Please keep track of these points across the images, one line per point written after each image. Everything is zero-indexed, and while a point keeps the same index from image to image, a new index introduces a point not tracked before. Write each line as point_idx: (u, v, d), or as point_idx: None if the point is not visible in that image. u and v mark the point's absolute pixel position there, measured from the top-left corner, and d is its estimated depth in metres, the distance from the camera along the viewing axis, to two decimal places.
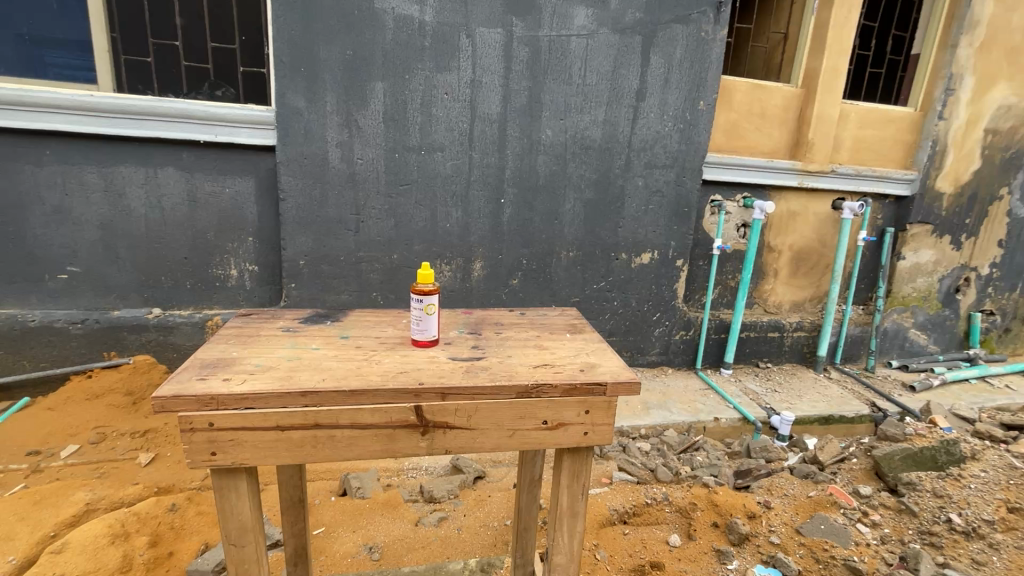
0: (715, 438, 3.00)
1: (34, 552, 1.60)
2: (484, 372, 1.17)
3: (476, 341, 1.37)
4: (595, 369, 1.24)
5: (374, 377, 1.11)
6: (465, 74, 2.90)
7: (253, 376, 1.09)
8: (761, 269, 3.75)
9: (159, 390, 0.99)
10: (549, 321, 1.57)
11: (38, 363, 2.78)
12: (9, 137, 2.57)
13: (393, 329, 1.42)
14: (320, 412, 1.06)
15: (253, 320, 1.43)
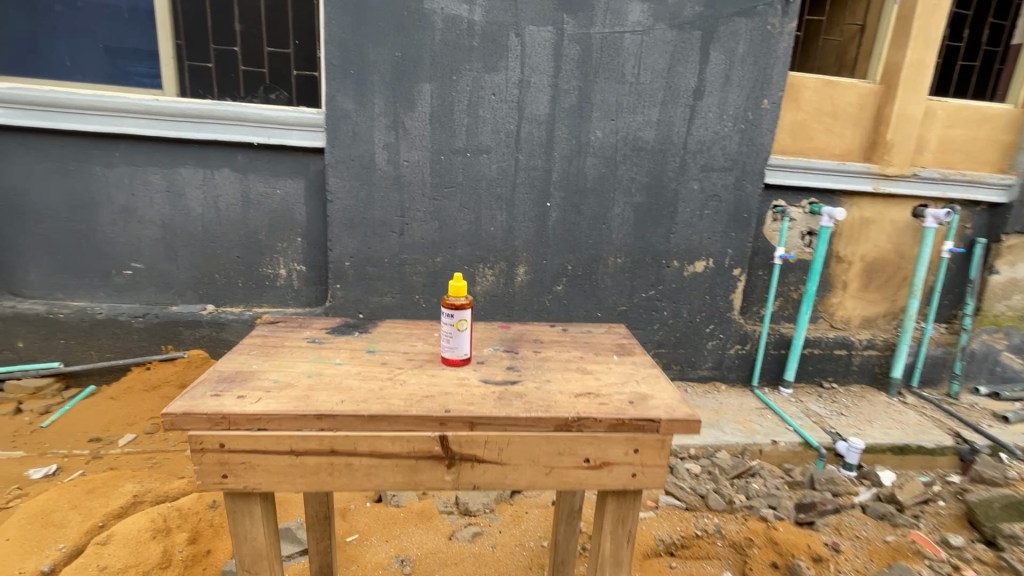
0: (772, 464, 2.77)
1: (82, 542, 1.66)
2: (524, 401, 1.14)
3: (511, 362, 1.35)
4: (646, 403, 1.17)
5: (396, 402, 1.10)
6: (514, 74, 2.83)
7: (266, 395, 1.11)
8: (826, 280, 3.46)
9: (171, 406, 1.03)
10: (593, 340, 1.53)
11: (104, 354, 2.93)
12: (84, 140, 2.73)
13: (423, 344, 1.44)
14: (336, 439, 1.06)
15: (279, 328, 1.49)
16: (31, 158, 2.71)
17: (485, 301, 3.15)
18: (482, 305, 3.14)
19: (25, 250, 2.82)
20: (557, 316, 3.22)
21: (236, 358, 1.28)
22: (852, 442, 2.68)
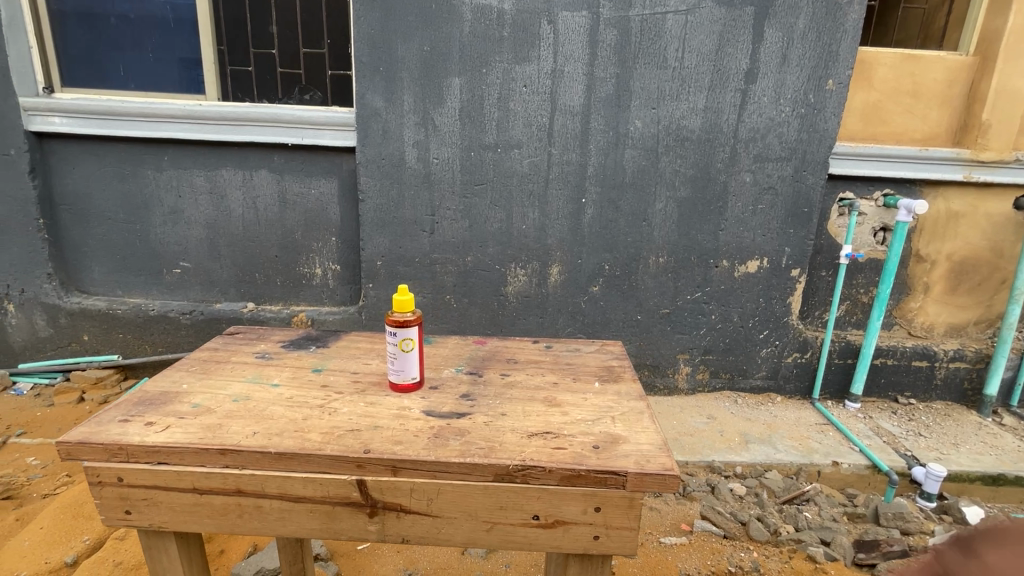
0: (832, 487, 2.48)
1: (104, 534, 1.84)
2: (462, 442, 1.05)
3: (469, 389, 1.28)
4: (614, 448, 1.05)
5: (312, 437, 1.05)
6: (546, 64, 2.69)
7: (176, 423, 1.10)
8: (903, 283, 3.05)
9: (70, 435, 1.04)
10: (577, 363, 1.45)
11: (157, 347, 3.10)
12: (136, 145, 2.88)
13: (378, 362, 1.42)
14: (241, 478, 1.03)
15: (233, 341, 1.55)
16: (91, 164, 2.90)
17: (519, 302, 3.03)
18: (515, 306, 3.03)
19: (89, 250, 3.02)
20: (593, 319, 3.05)
21: (171, 375, 1.32)
22: (932, 469, 2.34)
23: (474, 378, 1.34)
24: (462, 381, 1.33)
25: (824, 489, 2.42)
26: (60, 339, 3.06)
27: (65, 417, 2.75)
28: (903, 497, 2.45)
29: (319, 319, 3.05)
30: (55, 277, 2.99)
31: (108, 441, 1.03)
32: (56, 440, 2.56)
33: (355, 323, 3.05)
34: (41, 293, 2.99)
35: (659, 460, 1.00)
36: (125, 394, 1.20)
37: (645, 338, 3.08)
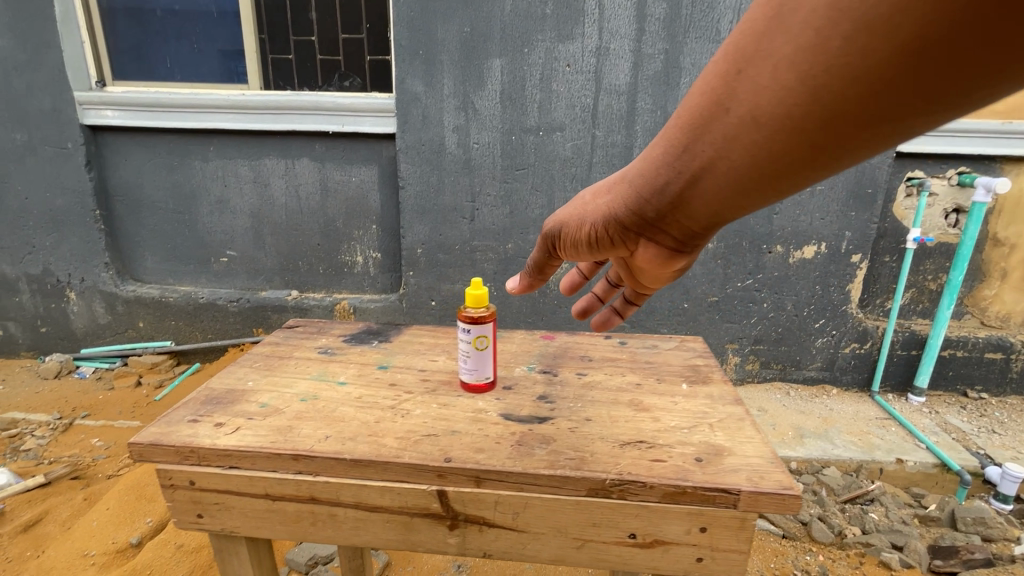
0: (895, 486, 2.34)
1: (165, 516, 1.91)
2: (550, 452, 1.00)
3: (546, 389, 1.26)
4: (722, 461, 0.97)
5: (389, 442, 1.03)
6: (591, 41, 2.57)
7: (245, 424, 1.09)
8: (976, 269, 2.83)
9: (141, 437, 1.05)
10: (658, 361, 1.41)
11: (207, 334, 3.19)
12: (183, 136, 2.93)
13: (446, 359, 1.41)
14: (315, 486, 1.01)
15: (293, 335, 1.57)
16: (142, 156, 2.97)
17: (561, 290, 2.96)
18: (557, 294, 2.96)
19: (141, 239, 3.12)
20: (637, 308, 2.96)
21: (232, 372, 1.33)
22: (1009, 469, 2.15)
23: (548, 378, 1.32)
24: (537, 380, 1.31)
25: (887, 488, 2.28)
26: (118, 325, 3.18)
27: (124, 400, 2.86)
28: (977, 498, 2.29)
29: (361, 307, 3.06)
30: (111, 266, 3.10)
31: (180, 444, 1.03)
32: (117, 422, 2.67)
33: (397, 310, 3.05)
34: (99, 281, 3.11)
35: (775, 477, 0.92)
36: (193, 392, 1.21)
37: (691, 327, 2.97)
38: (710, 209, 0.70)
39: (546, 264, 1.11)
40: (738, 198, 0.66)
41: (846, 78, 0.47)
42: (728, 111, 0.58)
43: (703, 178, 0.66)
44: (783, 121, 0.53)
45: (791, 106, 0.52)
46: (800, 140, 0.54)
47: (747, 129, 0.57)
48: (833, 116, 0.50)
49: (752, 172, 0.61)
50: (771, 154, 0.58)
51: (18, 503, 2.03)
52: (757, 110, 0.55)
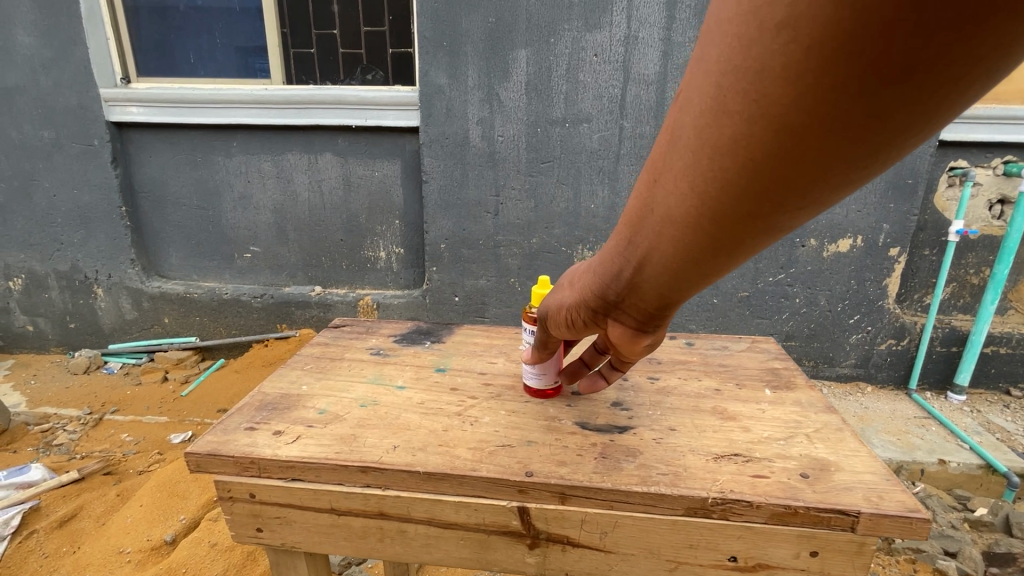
0: (937, 487, 2.26)
1: (198, 514, 1.91)
2: (640, 466, 0.97)
3: (618, 395, 1.23)
4: (832, 477, 0.94)
5: (463, 454, 0.99)
6: (619, 30, 2.50)
7: (306, 433, 1.07)
8: (1022, 263, 2.71)
9: (199, 446, 1.02)
10: (733, 364, 1.40)
11: (231, 330, 3.20)
12: (207, 132, 2.92)
13: (504, 362, 1.39)
14: (385, 501, 0.98)
15: (342, 336, 1.56)
16: (166, 152, 2.97)
17: None
18: None
19: (166, 236, 3.13)
20: None
21: (287, 374, 1.31)
22: None
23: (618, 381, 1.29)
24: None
25: (929, 490, 2.20)
26: (144, 321, 3.21)
27: (152, 395, 2.88)
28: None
29: (384, 302, 3.04)
30: (137, 262, 3.12)
31: (240, 454, 1.00)
32: (145, 418, 2.69)
33: (420, 306, 3.02)
34: (126, 278, 3.13)
35: (897, 497, 0.88)
36: (248, 398, 1.19)
37: (721, 323, 2.90)
38: (663, 288, 0.64)
39: (549, 344, 1.06)
40: (686, 279, 0.60)
41: (755, 143, 0.41)
42: (646, 187, 0.54)
43: (644, 255, 0.61)
44: (705, 194, 0.47)
45: (705, 179, 0.46)
46: (732, 216, 0.48)
47: (673, 204, 0.51)
48: (759, 182, 0.43)
49: (696, 254, 0.54)
50: (705, 236, 0.51)
51: (53, 499, 2.04)
52: (675, 183, 0.49)
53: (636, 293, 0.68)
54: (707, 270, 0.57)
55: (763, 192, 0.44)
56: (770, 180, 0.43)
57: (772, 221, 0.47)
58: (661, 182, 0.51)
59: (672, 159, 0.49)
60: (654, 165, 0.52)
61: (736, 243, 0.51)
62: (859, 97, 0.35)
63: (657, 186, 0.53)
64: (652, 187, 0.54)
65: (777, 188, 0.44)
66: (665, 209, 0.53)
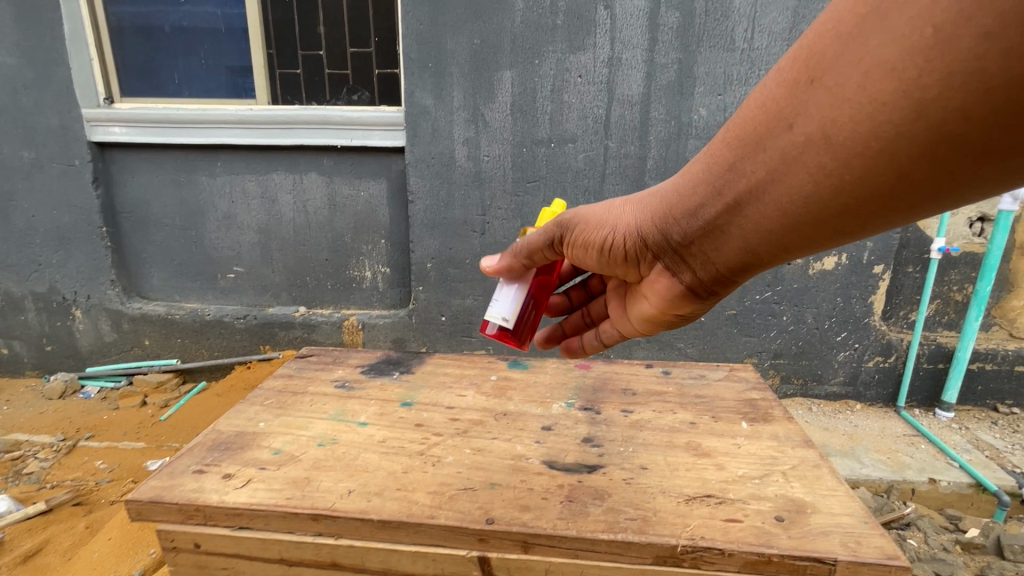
0: (928, 507, 2.24)
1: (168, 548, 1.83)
2: (606, 511, 1.03)
3: (590, 431, 1.32)
4: (808, 521, 1.00)
5: (420, 499, 1.06)
6: (603, 52, 2.53)
7: (257, 476, 1.14)
8: (1005, 279, 2.74)
9: (141, 492, 1.09)
10: (708, 395, 1.48)
11: (213, 352, 3.13)
12: (190, 152, 2.90)
13: (472, 395, 1.48)
14: (337, 550, 1.04)
15: (307, 367, 1.66)
16: (149, 172, 2.94)
17: None
18: None
19: (148, 256, 3.08)
20: None
21: (245, 412, 1.40)
22: None
23: (591, 416, 1.39)
24: (579, 419, 1.37)
25: (920, 510, 2.18)
26: (123, 344, 3.13)
27: (129, 420, 2.80)
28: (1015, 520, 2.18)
29: (369, 323, 3.00)
30: (118, 283, 3.06)
31: (184, 501, 1.07)
32: (121, 444, 2.61)
33: (406, 326, 2.99)
34: (105, 299, 3.06)
35: (876, 543, 0.94)
36: (202, 438, 1.27)
37: (709, 342, 2.89)
38: (737, 246, 0.93)
39: (534, 252, 1.26)
40: (760, 242, 0.89)
41: (886, 158, 0.68)
42: (776, 153, 0.79)
43: (743, 213, 0.88)
44: (825, 177, 0.75)
45: (834, 163, 0.73)
46: (829, 202, 0.77)
47: (794, 179, 0.78)
48: (869, 186, 0.72)
49: (785, 222, 0.84)
50: (804, 209, 0.80)
51: (18, 533, 1.96)
52: (806, 163, 0.76)
53: (711, 248, 0.97)
54: (778, 239, 0.88)
55: (865, 191, 0.73)
56: (874, 185, 0.72)
57: (847, 217, 0.78)
58: (791, 158, 0.77)
59: (815, 143, 0.74)
60: (794, 139, 0.76)
61: (816, 223, 0.81)
62: (955, 164, 0.65)
63: (783, 159, 0.78)
64: (778, 160, 0.79)
65: (872, 190, 0.73)
66: (786, 178, 0.79)
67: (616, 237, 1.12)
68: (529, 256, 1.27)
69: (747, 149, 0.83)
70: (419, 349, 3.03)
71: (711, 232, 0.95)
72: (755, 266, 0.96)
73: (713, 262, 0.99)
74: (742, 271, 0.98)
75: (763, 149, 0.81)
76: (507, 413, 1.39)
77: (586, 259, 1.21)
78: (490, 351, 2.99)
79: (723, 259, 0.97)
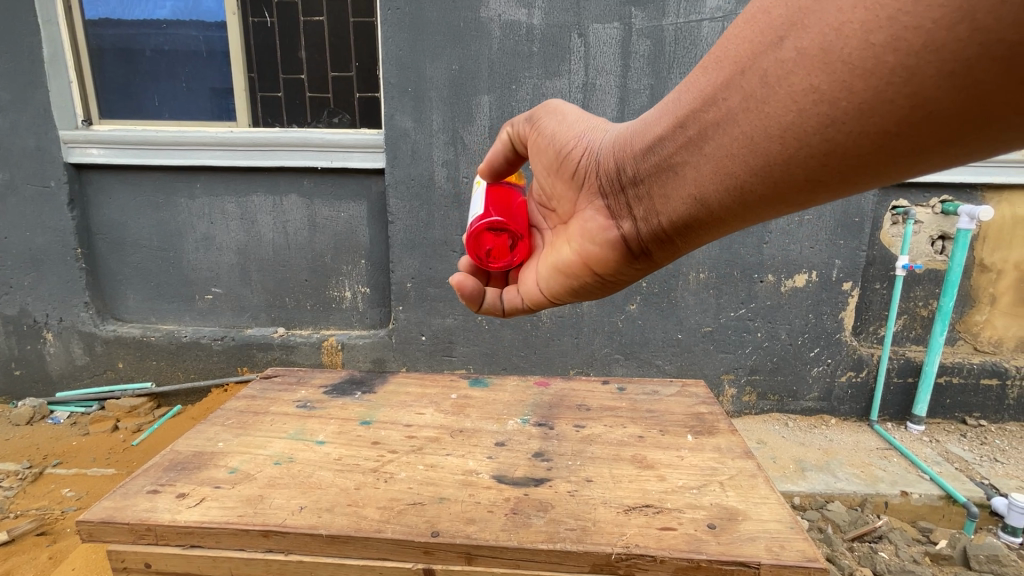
0: (901, 519, 2.27)
1: None
2: (548, 522, 1.12)
3: (541, 446, 1.44)
4: (738, 527, 1.11)
5: (370, 514, 1.13)
6: (577, 77, 2.62)
7: (211, 495, 1.20)
8: (966, 295, 2.84)
9: (93, 514, 1.13)
10: (658, 410, 1.64)
11: (189, 374, 3.08)
12: (169, 173, 2.90)
13: (431, 413, 1.62)
14: (287, 566, 1.10)
15: (270, 388, 1.79)
16: (126, 194, 2.93)
17: (552, 323, 2.92)
18: (549, 326, 2.92)
19: (123, 277, 3.05)
20: (631, 339, 2.91)
21: (204, 432, 1.48)
22: (1016, 500, 2.11)
23: (545, 432, 1.52)
24: (533, 435, 1.50)
25: (893, 523, 2.21)
26: (96, 367, 3.07)
27: (99, 446, 2.73)
28: (984, 531, 2.22)
29: (349, 343, 2.99)
30: (91, 305, 3.01)
31: (135, 521, 1.11)
32: (91, 470, 2.54)
33: (385, 346, 2.98)
34: (78, 321, 3.01)
35: (798, 547, 1.05)
36: (159, 459, 1.33)
37: (686, 358, 2.92)
38: (686, 192, 0.81)
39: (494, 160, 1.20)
40: (714, 188, 0.77)
41: (897, 82, 0.56)
42: (756, 74, 0.66)
43: (702, 148, 0.75)
44: (813, 101, 0.62)
45: (828, 84, 0.61)
46: (809, 136, 0.65)
47: (774, 106, 0.66)
48: (863, 120, 0.60)
49: (748, 161, 0.71)
50: (774, 144, 0.68)
51: None
52: (794, 85, 0.63)
53: (659, 192, 0.85)
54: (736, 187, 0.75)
55: (856, 124, 0.61)
56: (869, 118, 0.60)
57: (820, 164, 0.67)
58: (775, 79, 0.65)
59: (811, 59, 0.61)
60: (782, 54, 0.63)
61: (783, 167, 0.69)
62: (959, 102, 0.55)
63: (764, 81, 0.66)
64: (759, 82, 0.66)
65: (863, 126, 0.61)
66: (764, 106, 0.67)
67: (572, 156, 1.02)
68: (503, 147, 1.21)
69: (725, 71, 0.70)
70: (399, 368, 3.02)
71: (664, 172, 0.82)
72: (701, 224, 0.84)
73: (657, 211, 0.87)
74: (686, 228, 0.86)
75: (743, 69, 0.67)
76: (463, 430, 1.51)
77: (536, 158, 1.12)
78: (470, 370, 3.00)
79: (668, 209, 0.85)
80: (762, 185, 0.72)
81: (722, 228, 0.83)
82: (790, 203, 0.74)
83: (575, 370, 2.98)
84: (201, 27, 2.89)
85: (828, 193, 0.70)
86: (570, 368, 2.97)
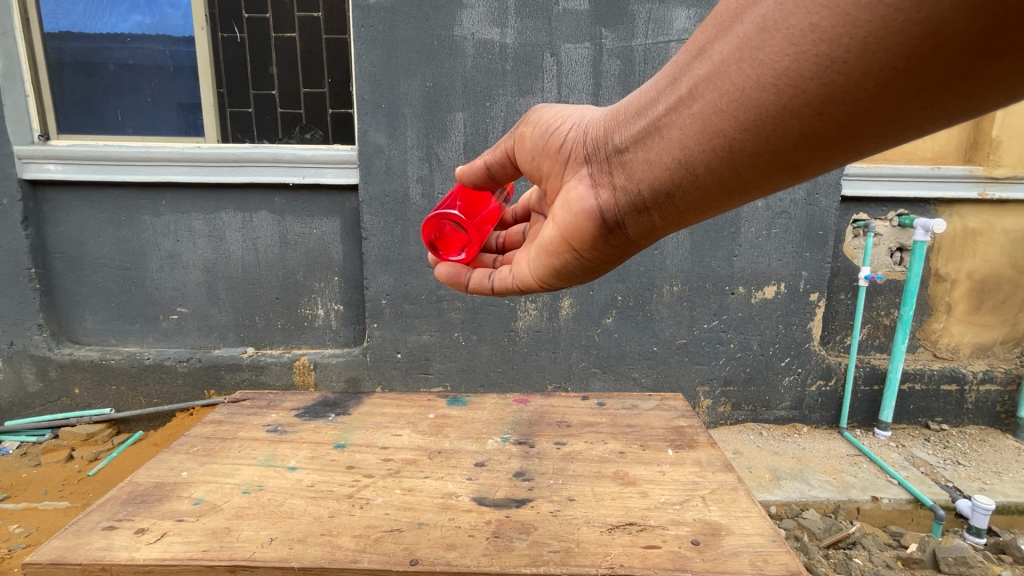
0: (873, 524, 2.32)
1: None
2: (531, 544, 1.10)
3: (522, 465, 1.42)
4: (721, 543, 1.11)
5: (345, 543, 1.09)
6: (550, 95, 2.66)
7: (173, 528, 1.14)
8: (925, 304, 2.96)
9: (43, 554, 1.05)
10: (634, 424, 1.65)
11: (151, 398, 2.95)
12: (132, 190, 2.81)
13: (408, 434, 1.58)
14: None
15: (239, 412, 1.72)
16: (85, 211, 2.82)
17: (530, 338, 2.91)
18: (526, 341, 2.91)
19: (81, 297, 2.91)
20: (607, 353, 2.93)
21: (168, 460, 1.41)
22: (979, 502, 2.18)
23: (525, 450, 1.50)
24: (512, 453, 1.48)
25: (866, 528, 2.26)
26: (49, 394, 2.90)
27: (52, 477, 2.57)
28: (952, 534, 2.29)
29: (321, 362, 2.92)
30: (45, 327, 2.86)
31: (89, 561, 1.04)
32: (42, 504, 2.39)
33: (359, 365, 2.92)
34: (31, 345, 2.85)
35: (780, 560, 1.06)
36: (118, 491, 1.26)
37: (662, 370, 2.95)
38: (670, 154, 0.79)
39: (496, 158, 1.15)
40: (698, 147, 0.75)
41: (909, 8, 0.53)
42: (754, 20, 0.65)
43: (692, 105, 0.74)
44: (812, 41, 0.60)
45: (828, 21, 0.58)
46: (806, 82, 0.62)
47: (768, 52, 0.64)
48: (866, 57, 0.57)
49: (737, 116, 0.69)
50: (766, 95, 0.66)
51: None
52: (792, 28, 0.61)
53: (643, 155, 0.83)
54: (724, 147, 0.73)
55: (858, 64, 0.58)
56: (872, 56, 0.57)
57: (816, 114, 0.64)
58: (772, 24, 0.63)
59: None
60: None
61: (774, 120, 0.67)
62: (974, 36, 0.51)
63: (762, 26, 0.64)
64: (756, 28, 0.65)
65: (866, 65, 0.58)
66: (760, 53, 0.65)
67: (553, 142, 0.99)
68: (493, 153, 1.16)
69: (722, 24, 0.70)
70: (374, 388, 2.95)
71: (652, 134, 0.81)
72: (683, 192, 0.81)
73: (637, 179, 0.85)
74: (666, 196, 0.83)
75: (741, 18, 0.67)
76: (441, 451, 1.48)
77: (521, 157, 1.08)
78: (446, 388, 2.96)
79: (650, 174, 0.83)
80: (751, 142, 0.70)
81: (702, 198, 0.81)
82: (784, 165, 0.72)
83: (552, 386, 2.97)
84: (168, 41, 2.83)
85: (827, 151, 0.68)
86: (548, 384, 2.96)
